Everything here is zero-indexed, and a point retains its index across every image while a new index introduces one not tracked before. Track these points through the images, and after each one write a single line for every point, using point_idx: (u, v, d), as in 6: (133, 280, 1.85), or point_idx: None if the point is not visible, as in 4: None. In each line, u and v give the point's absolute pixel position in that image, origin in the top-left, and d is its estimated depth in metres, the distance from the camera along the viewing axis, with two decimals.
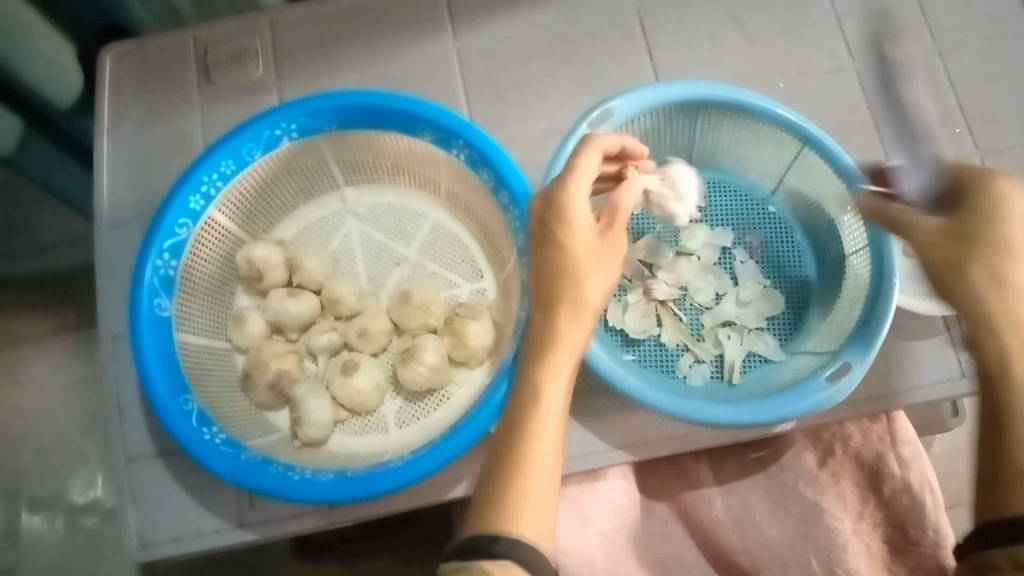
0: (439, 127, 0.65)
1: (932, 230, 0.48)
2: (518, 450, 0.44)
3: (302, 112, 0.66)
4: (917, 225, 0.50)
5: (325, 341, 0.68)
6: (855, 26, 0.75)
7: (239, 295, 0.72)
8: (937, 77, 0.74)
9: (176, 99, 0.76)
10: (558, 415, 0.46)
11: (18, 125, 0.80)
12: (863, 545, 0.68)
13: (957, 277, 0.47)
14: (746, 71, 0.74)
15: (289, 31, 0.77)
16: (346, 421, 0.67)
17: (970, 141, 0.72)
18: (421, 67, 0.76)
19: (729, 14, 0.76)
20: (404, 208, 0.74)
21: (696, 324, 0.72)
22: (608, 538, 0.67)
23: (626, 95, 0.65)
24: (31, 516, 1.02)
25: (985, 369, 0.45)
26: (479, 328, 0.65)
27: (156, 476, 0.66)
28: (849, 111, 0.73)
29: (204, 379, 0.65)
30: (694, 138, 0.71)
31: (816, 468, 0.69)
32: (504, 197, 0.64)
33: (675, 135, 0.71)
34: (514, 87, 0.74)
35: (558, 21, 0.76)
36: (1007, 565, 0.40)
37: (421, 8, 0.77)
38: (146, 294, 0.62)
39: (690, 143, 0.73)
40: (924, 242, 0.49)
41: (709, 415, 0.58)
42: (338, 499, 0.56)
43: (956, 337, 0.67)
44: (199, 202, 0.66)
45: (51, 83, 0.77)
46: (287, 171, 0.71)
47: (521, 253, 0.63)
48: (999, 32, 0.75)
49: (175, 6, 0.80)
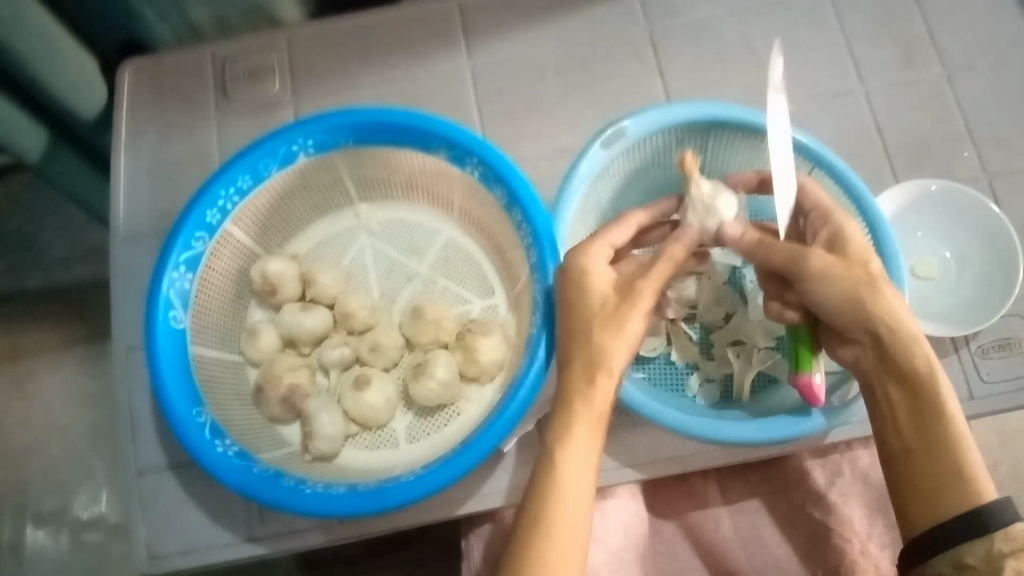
0: (453, 145, 0.66)
1: (831, 261, 0.52)
2: (542, 528, 0.45)
3: (318, 128, 0.67)
4: (815, 256, 0.52)
5: (337, 356, 0.68)
6: (863, 50, 0.76)
7: (253, 308, 0.73)
8: (946, 101, 0.75)
9: (193, 115, 0.77)
10: (585, 475, 0.47)
11: (41, 133, 0.82)
12: (874, 567, 0.66)
13: (870, 297, 0.50)
14: (756, 93, 0.75)
15: (305, 49, 0.78)
16: (357, 436, 0.68)
17: (978, 164, 0.73)
18: (435, 85, 0.77)
19: (740, 37, 0.77)
20: (416, 225, 0.75)
21: (706, 342, 0.73)
22: (616, 557, 0.67)
23: (638, 116, 0.66)
24: (36, 530, 1.02)
25: (910, 381, 0.49)
26: (490, 344, 0.66)
27: (167, 489, 0.66)
28: (858, 133, 0.74)
29: (217, 392, 0.65)
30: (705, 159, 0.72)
31: (825, 488, 0.69)
32: (517, 215, 0.64)
33: None
34: (526, 106, 0.75)
35: (571, 42, 0.77)
36: (951, 569, 0.44)
37: (435, 27, 0.78)
38: (161, 307, 0.63)
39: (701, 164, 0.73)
40: (827, 267, 0.52)
41: (719, 434, 0.58)
42: (350, 513, 0.56)
43: (965, 358, 0.67)
44: (216, 216, 0.67)
45: (75, 95, 0.79)
46: (302, 186, 0.72)
47: (533, 271, 0.63)
48: (1006, 57, 0.76)
49: (193, 24, 0.81)
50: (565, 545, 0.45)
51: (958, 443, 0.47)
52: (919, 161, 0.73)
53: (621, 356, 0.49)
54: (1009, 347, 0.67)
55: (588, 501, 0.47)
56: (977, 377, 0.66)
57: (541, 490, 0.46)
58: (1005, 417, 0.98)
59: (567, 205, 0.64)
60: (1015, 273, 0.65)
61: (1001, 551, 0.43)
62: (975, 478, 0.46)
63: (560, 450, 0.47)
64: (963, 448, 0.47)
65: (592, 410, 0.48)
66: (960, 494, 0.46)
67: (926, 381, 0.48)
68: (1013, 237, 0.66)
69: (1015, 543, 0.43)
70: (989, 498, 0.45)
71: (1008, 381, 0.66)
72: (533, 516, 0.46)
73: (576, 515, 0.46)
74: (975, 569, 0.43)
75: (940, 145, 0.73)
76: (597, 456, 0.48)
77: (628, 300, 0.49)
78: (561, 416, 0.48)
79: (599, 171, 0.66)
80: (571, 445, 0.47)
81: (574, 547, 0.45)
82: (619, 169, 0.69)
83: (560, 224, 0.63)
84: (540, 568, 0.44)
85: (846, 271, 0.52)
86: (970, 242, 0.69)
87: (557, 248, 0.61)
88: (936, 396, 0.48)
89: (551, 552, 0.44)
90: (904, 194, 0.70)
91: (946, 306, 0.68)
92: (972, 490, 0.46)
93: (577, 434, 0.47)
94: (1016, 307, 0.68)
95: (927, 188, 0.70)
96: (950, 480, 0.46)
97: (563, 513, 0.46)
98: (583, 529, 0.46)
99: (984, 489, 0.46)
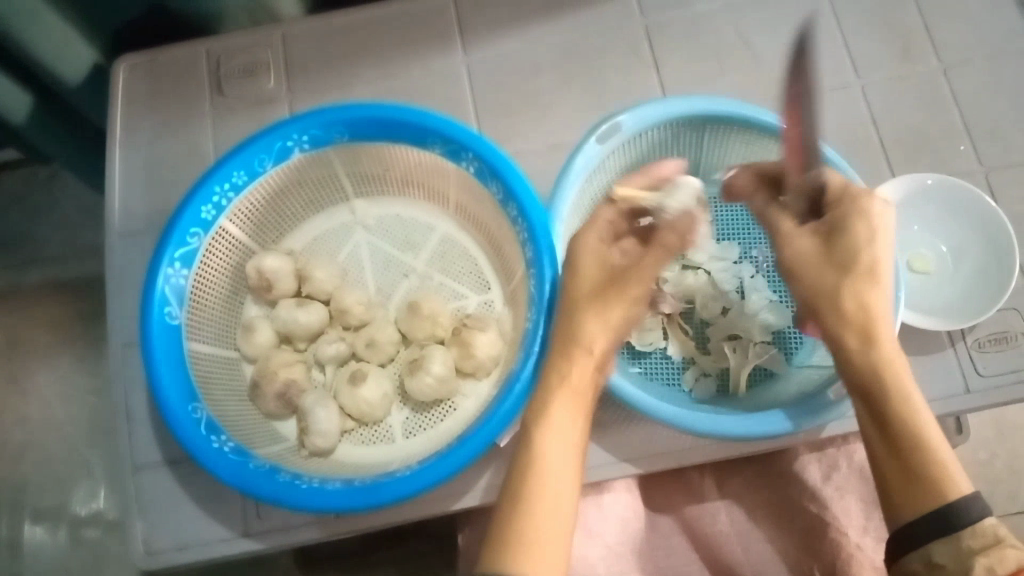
0: (449, 140, 0.66)
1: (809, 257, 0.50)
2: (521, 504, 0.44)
3: (314, 124, 0.67)
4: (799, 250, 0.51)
5: (332, 352, 0.69)
6: (859, 45, 0.76)
7: (249, 304, 0.72)
8: (942, 95, 0.74)
9: (188, 110, 0.77)
10: (568, 453, 0.47)
11: (26, 100, 0.85)
12: (870, 560, 0.66)
13: (829, 308, 0.48)
14: (752, 87, 0.75)
15: (301, 45, 0.78)
16: (353, 431, 0.68)
17: (975, 158, 0.73)
18: (431, 81, 0.77)
19: (736, 31, 0.77)
20: (413, 220, 0.75)
21: (703, 336, 0.73)
22: (613, 551, 0.66)
23: (634, 110, 0.66)
24: (34, 526, 1.02)
25: (869, 385, 0.47)
26: (486, 339, 0.66)
27: (164, 485, 0.66)
28: (854, 128, 0.74)
29: (212, 388, 0.65)
30: (702, 152, 0.72)
31: (820, 483, 0.69)
32: (512, 210, 0.64)
33: (683, 149, 0.72)
34: (523, 101, 0.75)
35: (566, 37, 0.77)
36: (923, 567, 0.44)
37: (432, 22, 0.78)
38: (157, 303, 0.63)
39: (697, 157, 0.73)
40: (799, 265, 0.50)
41: (712, 428, 0.58)
42: (347, 508, 0.56)
43: (961, 353, 0.67)
44: (211, 212, 0.67)
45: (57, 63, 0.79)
46: (298, 182, 0.72)
47: (529, 266, 0.63)
48: (1003, 50, 0.76)
49: (188, 19, 0.81)
50: (545, 521, 0.44)
51: (928, 445, 0.45)
52: (915, 156, 0.73)
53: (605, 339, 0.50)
54: (1005, 340, 0.67)
55: (568, 481, 0.46)
56: (973, 371, 0.66)
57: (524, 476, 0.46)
58: (1003, 411, 0.98)
59: (563, 199, 0.64)
60: (1012, 267, 0.65)
61: (970, 549, 0.42)
62: (949, 474, 0.44)
63: (540, 428, 0.47)
64: (934, 449, 0.45)
65: (571, 388, 0.49)
66: (928, 495, 0.44)
67: (882, 385, 0.46)
68: (1010, 230, 0.66)
69: (982, 540, 0.43)
70: (960, 493, 0.44)
71: (1005, 375, 0.66)
72: (518, 491, 0.45)
73: (559, 497, 0.45)
74: (944, 567, 0.43)
75: (936, 139, 0.73)
76: (578, 436, 0.48)
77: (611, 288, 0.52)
78: (543, 396, 0.49)
79: (595, 166, 0.66)
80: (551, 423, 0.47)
81: (557, 521, 0.44)
82: (615, 163, 0.69)
83: (557, 219, 0.63)
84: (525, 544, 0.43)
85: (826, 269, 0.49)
86: (967, 235, 0.70)
87: (554, 243, 0.61)
88: (896, 401, 0.46)
89: (532, 528, 0.43)
90: (901, 189, 0.70)
91: (943, 301, 0.68)
92: (941, 488, 0.44)
93: (561, 410, 0.48)
94: (1012, 301, 0.68)
95: (923, 182, 0.70)
96: (915, 485, 0.45)
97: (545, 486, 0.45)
98: (566, 504, 0.45)
99: (957, 488, 0.44)
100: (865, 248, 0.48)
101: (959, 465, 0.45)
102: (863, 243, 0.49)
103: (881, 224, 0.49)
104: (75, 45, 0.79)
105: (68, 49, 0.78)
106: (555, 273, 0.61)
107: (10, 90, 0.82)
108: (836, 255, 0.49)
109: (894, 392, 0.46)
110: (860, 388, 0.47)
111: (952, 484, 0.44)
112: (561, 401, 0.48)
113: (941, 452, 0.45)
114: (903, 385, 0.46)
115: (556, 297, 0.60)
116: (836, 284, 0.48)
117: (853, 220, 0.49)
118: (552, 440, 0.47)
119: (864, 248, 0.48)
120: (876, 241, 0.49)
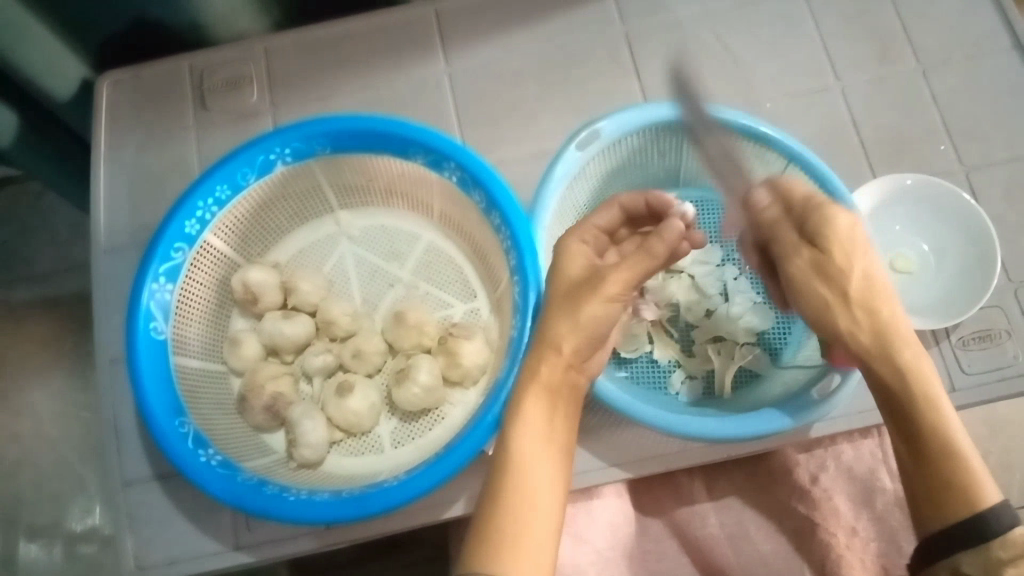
0: (431, 150, 0.66)
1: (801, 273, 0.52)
2: (503, 503, 0.45)
3: (295, 136, 0.67)
4: (796, 265, 0.52)
5: (319, 363, 0.69)
6: (838, 47, 0.77)
7: (235, 317, 0.73)
8: (921, 95, 0.75)
9: (172, 125, 0.78)
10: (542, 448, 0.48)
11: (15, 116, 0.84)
12: (859, 559, 0.67)
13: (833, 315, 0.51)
14: (732, 91, 0.76)
15: (282, 57, 0.79)
16: (342, 442, 0.68)
17: (955, 157, 0.73)
18: (413, 91, 0.77)
19: (716, 36, 0.77)
20: (398, 230, 0.75)
21: (687, 339, 0.73)
22: (603, 556, 0.67)
23: (613, 116, 0.66)
24: (29, 543, 1.02)
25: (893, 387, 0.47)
26: (472, 347, 0.66)
27: (153, 500, 0.66)
28: (833, 129, 0.74)
29: (199, 402, 0.65)
30: (682, 155, 0.72)
31: (808, 484, 0.69)
32: (495, 218, 0.65)
33: (663, 153, 0.72)
34: (505, 110, 0.76)
35: (547, 44, 0.77)
36: None
37: (414, 33, 0.79)
38: (142, 318, 0.63)
39: (678, 160, 0.74)
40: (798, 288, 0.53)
41: (698, 431, 0.58)
42: (335, 519, 0.56)
43: (946, 351, 0.67)
44: (195, 226, 0.67)
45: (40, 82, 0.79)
46: (283, 194, 0.72)
47: (513, 274, 0.63)
48: (980, 49, 0.76)
49: (171, 34, 0.81)
50: (532, 523, 0.44)
51: (954, 450, 0.45)
52: (896, 156, 0.74)
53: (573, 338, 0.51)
54: (989, 338, 0.67)
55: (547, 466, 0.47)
56: (958, 369, 0.67)
57: (503, 478, 0.46)
58: (993, 407, 0.98)
59: (545, 207, 0.64)
60: (993, 265, 0.66)
61: (999, 559, 0.41)
62: (980, 481, 0.44)
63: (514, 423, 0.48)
64: (962, 456, 0.45)
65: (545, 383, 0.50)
66: (956, 501, 0.43)
67: (907, 393, 0.47)
68: (990, 229, 0.67)
69: (1014, 551, 0.41)
70: (991, 501, 0.43)
71: (989, 372, 0.67)
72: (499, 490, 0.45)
73: (539, 493, 0.45)
74: None
75: (916, 139, 0.74)
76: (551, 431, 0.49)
77: (589, 283, 0.51)
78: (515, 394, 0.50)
79: (575, 173, 0.67)
80: (527, 422, 0.48)
81: (545, 521, 0.44)
82: (596, 169, 0.70)
83: (539, 226, 0.63)
84: (513, 547, 0.43)
85: (827, 287, 0.51)
86: (949, 235, 0.70)
87: (537, 250, 0.62)
88: (922, 406, 0.46)
89: (517, 530, 0.43)
90: (881, 189, 0.70)
91: (925, 301, 0.69)
92: (972, 495, 0.43)
93: (534, 410, 0.49)
94: (996, 298, 0.69)
95: (903, 182, 0.70)
96: (943, 489, 0.44)
97: (528, 485, 0.45)
98: (552, 507, 0.45)
99: (982, 493, 0.43)
100: (848, 252, 0.51)
101: (988, 476, 0.44)
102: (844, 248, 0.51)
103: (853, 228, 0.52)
104: (59, 63, 0.79)
105: (55, 68, 0.79)
106: (538, 281, 0.61)
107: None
108: (823, 264, 0.51)
109: (924, 397, 0.46)
110: (887, 392, 0.48)
111: (982, 491, 0.43)
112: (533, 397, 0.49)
113: (970, 460, 0.44)
114: (933, 392, 0.47)
115: (539, 304, 0.60)
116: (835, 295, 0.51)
117: (830, 222, 0.52)
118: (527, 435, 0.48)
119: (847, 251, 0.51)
120: (853, 247, 0.51)
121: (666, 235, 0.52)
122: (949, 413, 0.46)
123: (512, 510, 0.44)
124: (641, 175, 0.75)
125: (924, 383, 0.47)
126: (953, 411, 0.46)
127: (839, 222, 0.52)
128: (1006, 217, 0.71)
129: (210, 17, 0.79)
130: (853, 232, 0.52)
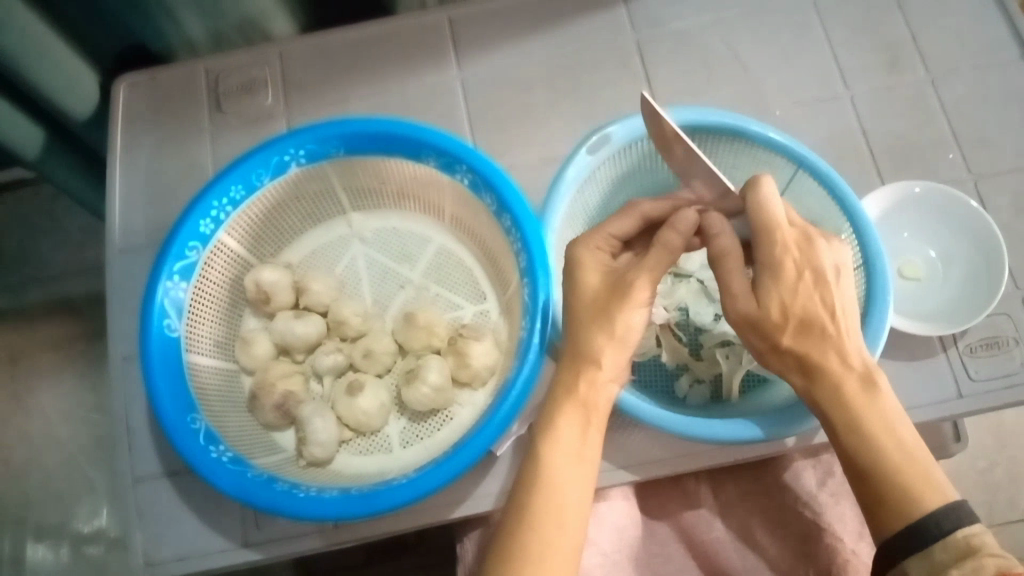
0: (443, 152, 0.67)
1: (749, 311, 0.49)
2: (528, 517, 0.46)
3: (310, 139, 0.68)
4: (739, 299, 0.50)
5: (330, 362, 0.69)
6: (847, 56, 0.77)
7: (247, 317, 0.73)
8: (930, 104, 0.76)
9: (186, 127, 0.79)
10: (573, 462, 0.47)
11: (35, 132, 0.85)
12: (865, 567, 0.67)
13: (773, 341, 0.49)
14: (743, 99, 0.76)
15: (297, 61, 0.80)
16: (351, 442, 0.68)
17: (963, 166, 0.74)
18: (426, 96, 0.78)
19: (726, 45, 0.78)
20: (408, 232, 0.76)
21: (696, 342, 0.74)
22: (610, 559, 0.67)
23: (622, 122, 0.67)
24: (37, 544, 1.02)
25: (825, 415, 0.49)
26: (482, 348, 0.67)
27: (163, 497, 0.67)
28: (842, 136, 0.75)
29: (210, 398, 0.66)
30: (671, 172, 0.73)
31: (816, 489, 0.71)
32: (506, 221, 0.65)
33: (658, 163, 0.72)
34: (516, 116, 0.77)
35: (559, 52, 0.78)
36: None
37: (427, 39, 0.80)
38: (156, 315, 0.63)
39: (667, 176, 0.74)
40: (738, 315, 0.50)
41: (707, 434, 0.59)
42: (342, 517, 0.56)
43: (953, 358, 0.67)
44: (209, 226, 0.68)
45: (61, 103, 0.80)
46: (296, 196, 0.73)
47: (523, 277, 0.64)
48: (990, 60, 0.77)
49: (189, 39, 0.82)
50: (559, 539, 0.45)
51: (901, 449, 0.47)
52: (905, 165, 0.74)
53: (585, 345, 0.50)
54: (997, 345, 0.67)
55: (581, 480, 0.47)
56: (965, 376, 0.67)
57: (531, 493, 0.46)
58: (1002, 418, 0.99)
59: (556, 209, 0.65)
60: (1001, 273, 0.66)
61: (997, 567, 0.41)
62: (933, 478, 0.46)
63: (547, 439, 0.48)
64: (909, 453, 0.47)
65: (580, 401, 0.49)
66: (914, 500, 0.45)
67: (843, 391, 0.47)
68: (998, 237, 0.67)
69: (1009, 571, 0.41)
70: (947, 497, 0.45)
71: (997, 379, 0.67)
72: (527, 506, 0.46)
73: (566, 510, 0.46)
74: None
75: (925, 148, 0.74)
76: (587, 448, 0.48)
77: (604, 292, 0.51)
78: (550, 409, 0.49)
79: (585, 177, 0.67)
80: (561, 437, 0.48)
81: (569, 537, 0.46)
82: (606, 173, 0.70)
83: (549, 228, 0.64)
84: (537, 559, 0.44)
85: (761, 337, 0.49)
86: (955, 242, 0.71)
87: (547, 252, 0.62)
88: (859, 402, 0.47)
89: (542, 545, 0.45)
90: (889, 197, 0.71)
91: (933, 308, 0.69)
92: (930, 492, 0.45)
93: (567, 423, 0.48)
94: (1003, 306, 0.69)
95: (911, 190, 0.71)
96: (895, 500, 0.46)
97: (556, 505, 0.46)
98: (579, 523, 0.47)
99: (923, 505, 0.45)
100: (793, 304, 0.48)
101: (939, 470, 0.46)
102: (788, 296, 0.48)
103: (830, 271, 0.49)
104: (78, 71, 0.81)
105: (77, 83, 0.80)
106: (548, 280, 0.61)
107: (20, 122, 0.82)
108: (763, 318, 0.49)
109: (859, 394, 0.47)
110: (827, 393, 0.48)
111: (938, 488, 0.45)
112: (568, 414, 0.49)
113: (918, 456, 0.47)
114: (869, 386, 0.48)
115: (548, 306, 0.61)
116: (776, 326, 0.48)
117: (781, 269, 0.49)
118: (558, 449, 0.47)
119: (792, 302, 0.48)
120: (798, 295, 0.48)
121: (679, 226, 0.51)
122: (891, 408, 0.47)
123: (541, 531, 0.45)
124: (639, 187, 0.76)
125: (860, 384, 0.48)
126: (895, 405, 0.48)
127: (789, 261, 0.49)
128: (1014, 225, 0.72)
129: (225, 22, 0.80)
130: (812, 278, 0.49)
